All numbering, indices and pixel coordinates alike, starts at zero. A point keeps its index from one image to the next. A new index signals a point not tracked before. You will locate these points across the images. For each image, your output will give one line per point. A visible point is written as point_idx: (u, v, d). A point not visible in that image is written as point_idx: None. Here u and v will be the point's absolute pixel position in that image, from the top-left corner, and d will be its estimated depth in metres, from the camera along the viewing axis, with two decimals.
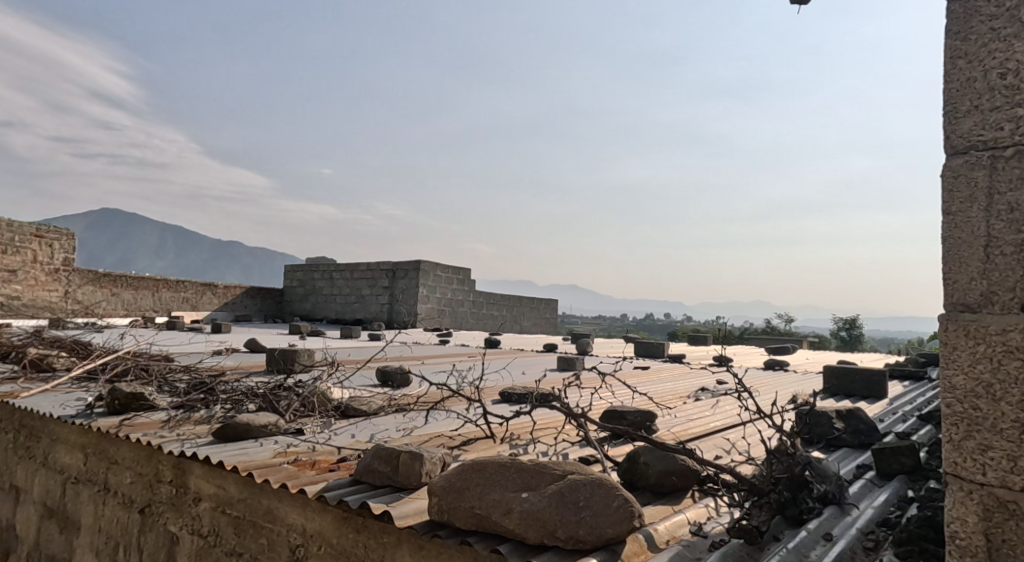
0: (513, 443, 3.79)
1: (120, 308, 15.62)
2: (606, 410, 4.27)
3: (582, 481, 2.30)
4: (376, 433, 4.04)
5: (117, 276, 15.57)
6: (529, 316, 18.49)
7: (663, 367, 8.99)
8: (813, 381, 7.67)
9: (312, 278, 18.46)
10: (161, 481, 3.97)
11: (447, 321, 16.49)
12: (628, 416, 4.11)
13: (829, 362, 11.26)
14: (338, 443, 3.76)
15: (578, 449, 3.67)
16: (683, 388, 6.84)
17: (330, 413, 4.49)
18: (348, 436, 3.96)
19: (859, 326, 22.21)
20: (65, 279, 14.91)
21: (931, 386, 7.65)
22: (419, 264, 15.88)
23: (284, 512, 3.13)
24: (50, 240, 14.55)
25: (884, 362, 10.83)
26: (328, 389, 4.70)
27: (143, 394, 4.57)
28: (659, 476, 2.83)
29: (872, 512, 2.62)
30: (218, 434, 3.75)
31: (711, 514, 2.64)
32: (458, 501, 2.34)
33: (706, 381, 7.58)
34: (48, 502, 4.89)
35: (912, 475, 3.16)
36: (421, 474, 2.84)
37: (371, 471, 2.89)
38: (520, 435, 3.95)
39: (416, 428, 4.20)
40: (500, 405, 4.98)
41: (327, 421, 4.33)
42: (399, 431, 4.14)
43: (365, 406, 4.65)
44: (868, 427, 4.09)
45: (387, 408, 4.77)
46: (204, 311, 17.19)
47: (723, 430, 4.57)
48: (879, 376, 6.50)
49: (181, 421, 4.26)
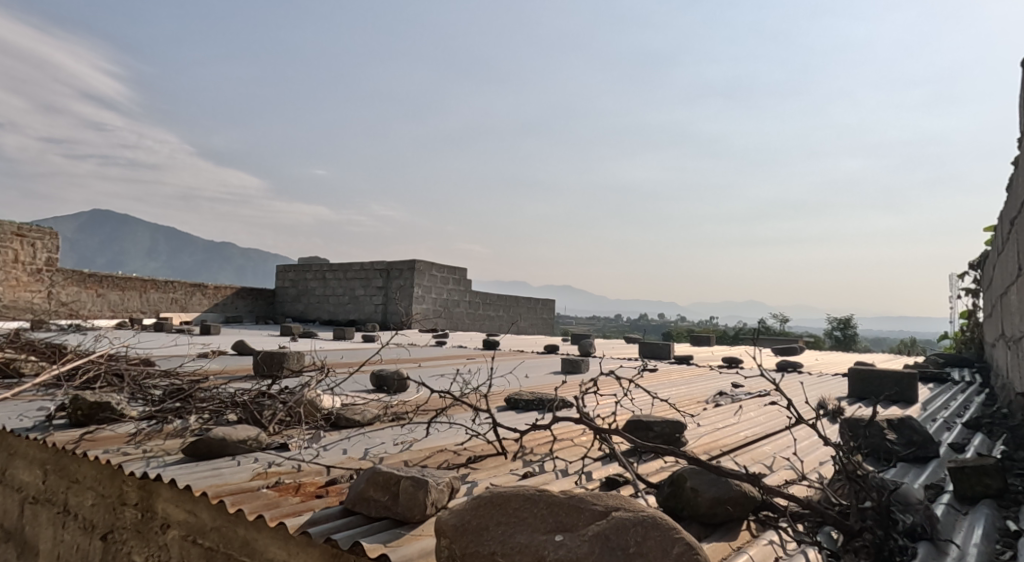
0: (526, 460, 3.36)
1: (107, 309, 15.09)
2: (628, 421, 3.83)
3: (631, 521, 1.87)
4: (371, 449, 3.58)
5: (103, 276, 15.03)
6: (525, 316, 18.03)
7: (672, 369, 8.54)
8: (833, 384, 7.26)
9: (305, 278, 17.97)
10: (125, 504, 3.48)
11: (442, 321, 16.02)
12: (655, 428, 3.68)
13: (840, 362, 10.83)
14: (327, 460, 3.30)
15: (602, 468, 3.22)
16: (699, 392, 6.40)
17: (320, 424, 4.02)
18: (339, 452, 3.50)
19: (854, 326, 21.88)
20: (49, 280, 14.36)
21: (958, 388, 7.23)
22: (414, 264, 15.38)
23: (262, 546, 2.64)
24: (32, 240, 14.02)
25: (898, 362, 10.41)
26: (319, 396, 4.23)
27: (109, 404, 4.09)
28: (710, 505, 2.39)
29: (976, 554, 2.19)
30: (190, 450, 3.26)
31: (779, 554, 2.20)
32: (476, 545, 1.90)
33: (722, 384, 7.14)
34: (5, 525, 4.38)
35: (999, 500, 2.70)
36: (426, 504, 2.36)
37: (366, 500, 2.42)
38: (536, 450, 3.51)
39: (415, 442, 3.75)
40: (508, 414, 4.54)
41: (315, 433, 3.86)
42: (396, 446, 3.68)
43: (358, 415, 4.19)
44: (923, 438, 3.63)
45: (383, 418, 4.32)
46: (194, 312, 16.68)
47: (757, 443, 4.14)
48: (909, 379, 6.04)
49: (150, 434, 3.77)
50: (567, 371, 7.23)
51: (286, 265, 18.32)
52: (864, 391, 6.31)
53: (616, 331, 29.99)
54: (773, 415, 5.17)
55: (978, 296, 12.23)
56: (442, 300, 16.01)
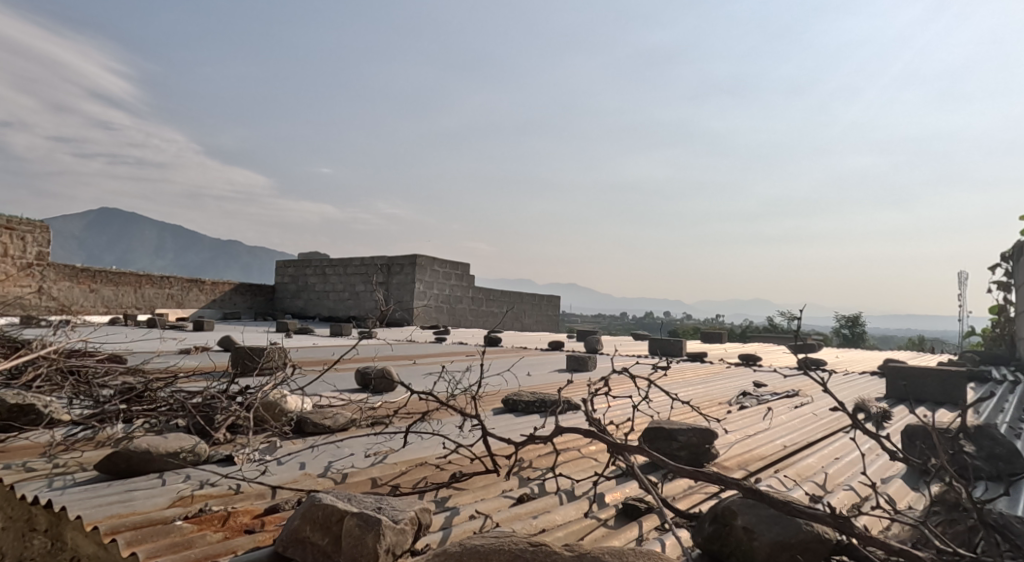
0: (523, 479, 2.75)
1: (100, 305, 14.45)
2: (646, 429, 3.19)
3: None
4: (335, 463, 2.96)
5: (96, 271, 14.38)
6: (530, 313, 17.39)
7: (687, 367, 7.90)
8: (867, 384, 6.59)
9: (304, 273, 17.38)
10: (33, 530, 2.81)
11: (444, 318, 15.40)
12: (679, 438, 3.08)
13: (862, 360, 10.16)
14: (275, 480, 2.67)
15: (617, 490, 2.60)
16: (720, 392, 5.76)
17: (281, 431, 3.41)
18: (293, 468, 2.86)
19: (862, 323, 21.19)
20: (39, 274, 13.43)
21: (1000, 386, 6.56)
22: (415, 258, 14.69)
23: None
24: (21, 233, 13.05)
25: (926, 359, 9.73)
26: (281, 398, 3.58)
27: (33, 407, 3.45)
28: (769, 553, 1.81)
29: None
30: (106, 466, 2.62)
31: None
32: None
33: (744, 383, 6.52)
34: None
35: None
36: (378, 553, 1.74)
37: (299, 543, 1.81)
38: (534, 465, 2.90)
39: (390, 454, 3.12)
40: (504, 419, 3.93)
41: (272, 443, 3.24)
42: (367, 459, 3.04)
43: (328, 420, 3.56)
44: (1008, 451, 2.97)
45: (359, 423, 3.70)
46: (190, 309, 16.05)
47: (798, 455, 3.50)
48: (955, 379, 5.39)
49: (75, 445, 3.13)
50: (573, 368, 6.59)
51: (285, 260, 17.67)
52: (904, 391, 5.64)
53: (617, 328, 29.38)
54: (810, 420, 4.56)
55: (1008, 291, 11.50)
56: (443, 295, 15.35)
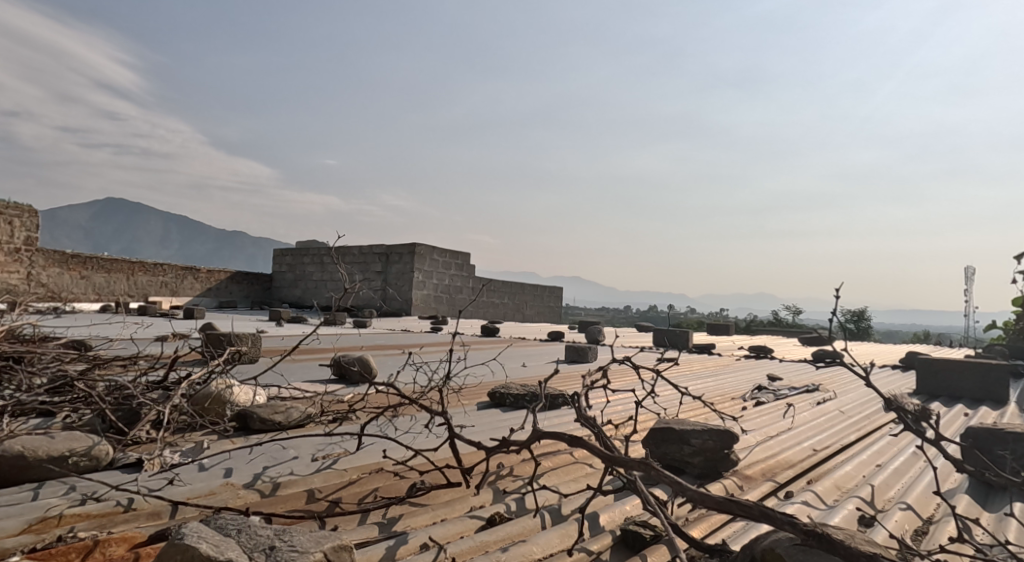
0: (500, 493, 2.19)
1: (91, 292, 13.86)
2: (652, 430, 2.62)
3: None
4: (268, 470, 2.40)
5: (86, 258, 13.78)
6: (531, 304, 16.79)
7: (695, 360, 7.33)
8: (896, 380, 6.00)
9: (301, 262, 16.84)
10: None
11: (443, 308, 14.85)
12: (692, 441, 2.52)
13: (881, 354, 9.55)
14: (180, 494, 2.11)
15: (616, 509, 2.05)
16: (734, 386, 5.20)
17: (219, 428, 2.86)
18: (215, 476, 2.30)
19: (869, 318, 20.57)
20: (28, 260, 12.85)
21: None
22: (414, 247, 14.08)
23: None
24: (8, 218, 12.44)
25: (949, 354, 9.12)
26: (225, 389, 3.04)
27: None
28: None
29: None
30: None
31: None
32: None
33: (758, 375, 5.96)
34: None
35: None
36: None
37: None
38: (513, 474, 2.35)
39: (342, 458, 2.57)
40: (485, 413, 3.40)
41: (202, 444, 2.69)
42: (311, 464, 2.48)
43: (278, 415, 3.01)
44: None
45: (317, 418, 3.15)
46: (185, 297, 15.48)
47: (833, 461, 2.94)
48: (997, 373, 4.79)
49: None
50: (572, 359, 6.04)
51: (282, 248, 17.08)
52: (937, 387, 5.05)
53: (618, 322, 28.80)
54: (837, 417, 4.02)
55: None
56: (442, 285, 14.79)
